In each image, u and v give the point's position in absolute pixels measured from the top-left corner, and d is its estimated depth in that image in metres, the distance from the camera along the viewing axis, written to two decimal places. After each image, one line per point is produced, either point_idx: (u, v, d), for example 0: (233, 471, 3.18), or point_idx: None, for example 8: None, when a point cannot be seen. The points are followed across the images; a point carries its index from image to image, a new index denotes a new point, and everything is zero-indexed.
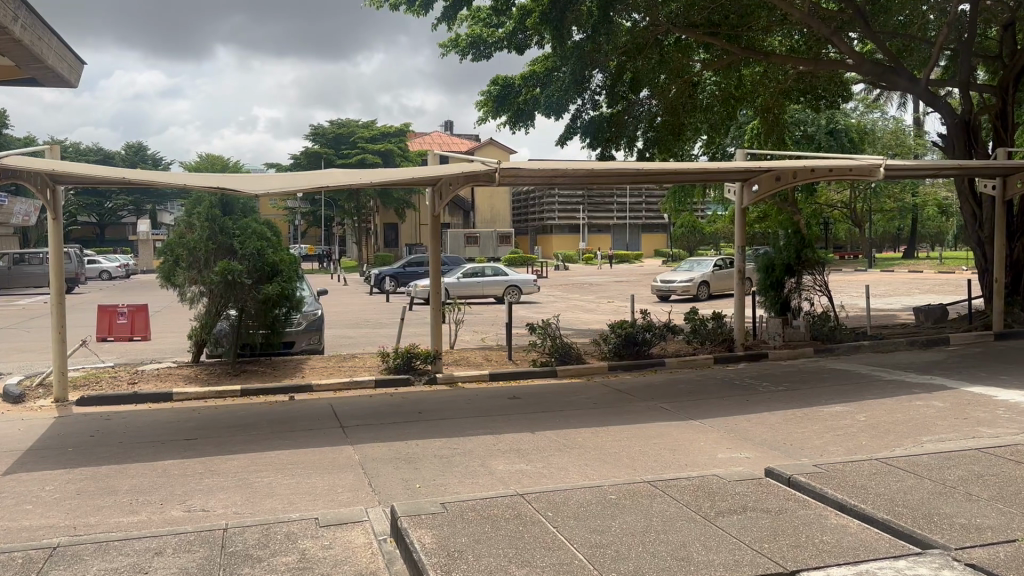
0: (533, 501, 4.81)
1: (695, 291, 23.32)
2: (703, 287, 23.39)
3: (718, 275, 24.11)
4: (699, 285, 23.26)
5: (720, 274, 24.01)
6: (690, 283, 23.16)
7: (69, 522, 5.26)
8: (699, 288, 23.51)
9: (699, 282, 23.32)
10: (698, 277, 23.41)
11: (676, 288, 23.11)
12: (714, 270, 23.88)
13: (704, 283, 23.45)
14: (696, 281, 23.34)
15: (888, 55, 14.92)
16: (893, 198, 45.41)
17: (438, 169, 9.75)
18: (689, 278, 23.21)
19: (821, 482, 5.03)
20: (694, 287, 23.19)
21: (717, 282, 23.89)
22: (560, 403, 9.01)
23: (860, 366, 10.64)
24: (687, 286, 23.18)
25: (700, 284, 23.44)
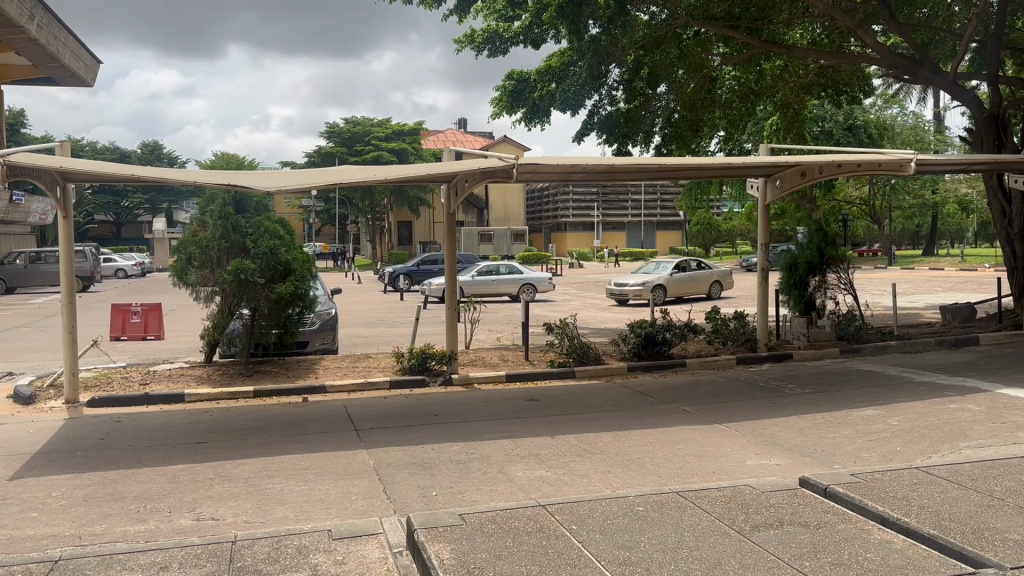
0: (557, 513, 4.57)
1: (648, 296, 21.56)
2: (658, 291, 21.60)
3: (678, 279, 22.20)
4: (652, 290, 21.47)
5: (680, 277, 22.13)
6: (641, 287, 21.48)
7: (74, 531, 5.07)
8: (654, 292, 21.77)
9: (653, 286, 21.55)
10: (653, 280, 21.67)
11: (628, 292, 21.51)
12: (672, 273, 22.01)
13: (659, 287, 21.71)
14: (650, 284, 21.63)
15: (914, 47, 14.52)
16: (912, 195, 44.75)
17: (454, 166, 9.51)
18: (641, 283, 21.54)
19: (859, 493, 4.77)
20: (647, 292, 21.48)
21: (674, 287, 22.01)
22: (580, 406, 8.75)
23: (888, 368, 10.32)
24: (639, 290, 21.50)
25: (654, 288, 21.64)
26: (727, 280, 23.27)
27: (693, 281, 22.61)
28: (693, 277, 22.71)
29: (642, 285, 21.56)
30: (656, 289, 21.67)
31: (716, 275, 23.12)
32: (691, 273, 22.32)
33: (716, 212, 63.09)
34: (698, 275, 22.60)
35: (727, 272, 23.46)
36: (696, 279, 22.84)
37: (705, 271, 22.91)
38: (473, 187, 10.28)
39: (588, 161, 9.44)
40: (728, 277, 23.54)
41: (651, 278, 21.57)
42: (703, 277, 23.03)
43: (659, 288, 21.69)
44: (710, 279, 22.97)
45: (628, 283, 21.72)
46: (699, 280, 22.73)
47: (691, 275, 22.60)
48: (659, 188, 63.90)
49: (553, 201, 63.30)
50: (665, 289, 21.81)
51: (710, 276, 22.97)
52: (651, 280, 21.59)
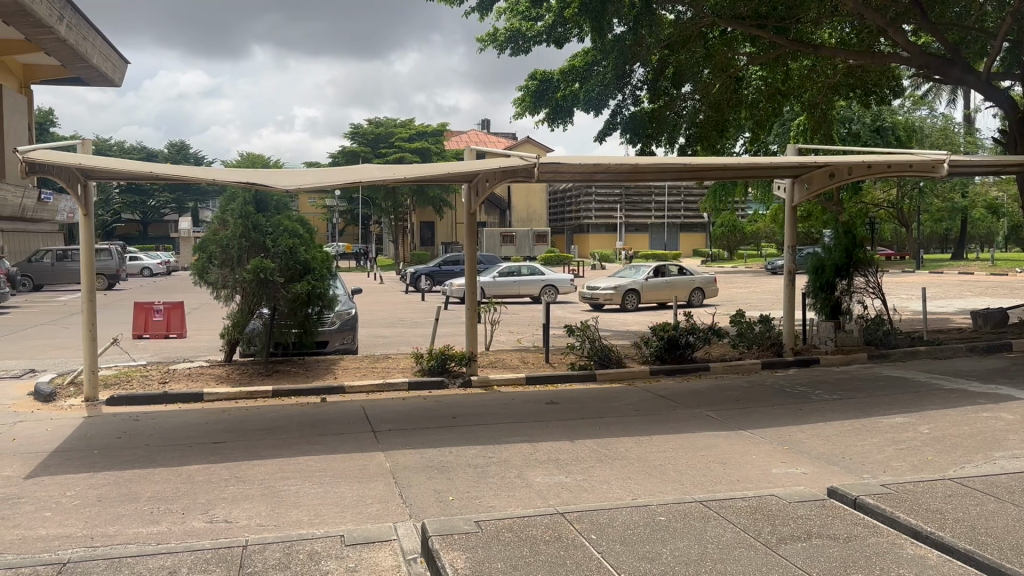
0: (576, 521, 4.43)
1: (619, 300, 20.99)
2: (630, 296, 21.03)
3: (652, 284, 21.35)
4: (624, 294, 20.91)
5: (655, 282, 21.31)
6: (613, 291, 20.89)
7: (86, 532, 4.99)
8: (627, 297, 21.12)
9: (625, 290, 20.96)
10: (626, 284, 21.04)
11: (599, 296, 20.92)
12: (646, 278, 21.31)
13: (631, 293, 21.03)
14: (622, 289, 20.98)
15: (948, 46, 14.17)
16: (942, 198, 44.03)
17: (475, 164, 9.39)
18: (613, 286, 20.96)
19: (890, 504, 4.60)
20: (618, 295, 20.88)
21: (647, 292, 21.29)
22: (600, 409, 8.60)
23: (919, 374, 10.06)
24: (611, 293, 20.91)
25: (626, 292, 21.05)
26: (710, 287, 22.01)
27: (670, 287, 21.60)
28: (672, 283, 21.70)
29: (614, 289, 21.00)
30: (628, 293, 21.10)
31: (697, 282, 21.87)
32: (668, 279, 21.38)
33: (741, 213, 62.54)
34: (675, 281, 21.54)
35: (711, 280, 22.13)
36: (674, 285, 21.82)
37: (685, 277, 21.78)
38: (493, 186, 10.15)
39: (611, 160, 9.28)
40: (711, 285, 22.23)
41: (624, 282, 20.98)
42: (683, 284, 21.90)
43: (631, 292, 21.11)
44: (691, 285, 21.81)
45: (599, 287, 21.12)
46: (677, 286, 21.65)
47: (667, 280, 21.63)
48: (683, 190, 63.47)
49: (576, 202, 63.09)
50: (638, 293, 21.15)
51: (691, 282, 21.82)
52: (623, 284, 21.02)
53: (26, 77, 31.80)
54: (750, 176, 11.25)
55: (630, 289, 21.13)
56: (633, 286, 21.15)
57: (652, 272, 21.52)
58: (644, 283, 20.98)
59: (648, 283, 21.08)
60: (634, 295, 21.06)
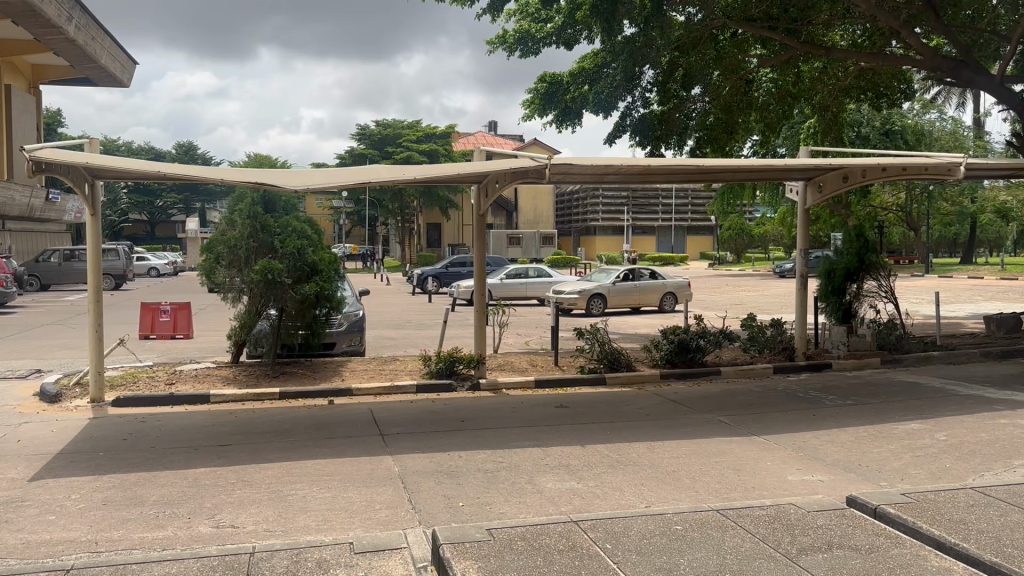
0: (590, 530, 4.33)
1: (584, 305, 20.23)
2: (595, 300, 20.28)
3: (620, 289, 20.68)
4: (589, 299, 20.14)
5: (622, 286, 20.64)
6: (578, 296, 20.19)
7: (91, 537, 4.91)
8: (593, 302, 20.41)
9: (590, 294, 20.24)
10: (591, 289, 20.34)
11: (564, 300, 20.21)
12: (613, 282, 20.58)
13: (597, 297, 20.29)
14: (587, 293, 20.28)
15: (962, 49, 13.98)
16: (951, 202, 43.81)
17: (484, 165, 9.28)
18: (578, 291, 20.23)
19: (912, 515, 4.48)
20: (583, 300, 20.17)
21: (615, 297, 20.57)
22: (611, 414, 8.49)
23: (934, 380, 9.92)
24: (576, 298, 20.21)
25: (592, 296, 20.28)
26: (681, 291, 21.34)
27: (639, 291, 20.95)
28: (641, 288, 21.03)
29: (579, 294, 20.25)
30: (595, 298, 20.35)
31: (668, 286, 21.27)
32: (635, 283, 20.72)
33: (748, 216, 62.37)
34: (643, 285, 20.90)
35: (683, 283, 21.46)
36: (644, 290, 21.13)
37: (654, 281, 21.15)
38: (502, 187, 10.04)
39: (623, 161, 9.17)
40: (683, 290, 21.55)
41: (589, 287, 20.24)
42: (653, 289, 21.25)
43: (597, 297, 20.35)
44: (662, 290, 21.16)
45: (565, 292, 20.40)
46: (646, 291, 20.99)
47: (635, 284, 20.98)
48: (690, 192, 63.34)
49: (582, 204, 63.01)
50: (605, 298, 20.43)
51: (661, 287, 21.18)
52: (589, 288, 20.27)
53: (35, 76, 31.81)
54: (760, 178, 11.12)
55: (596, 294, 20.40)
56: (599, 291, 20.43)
57: (619, 277, 20.81)
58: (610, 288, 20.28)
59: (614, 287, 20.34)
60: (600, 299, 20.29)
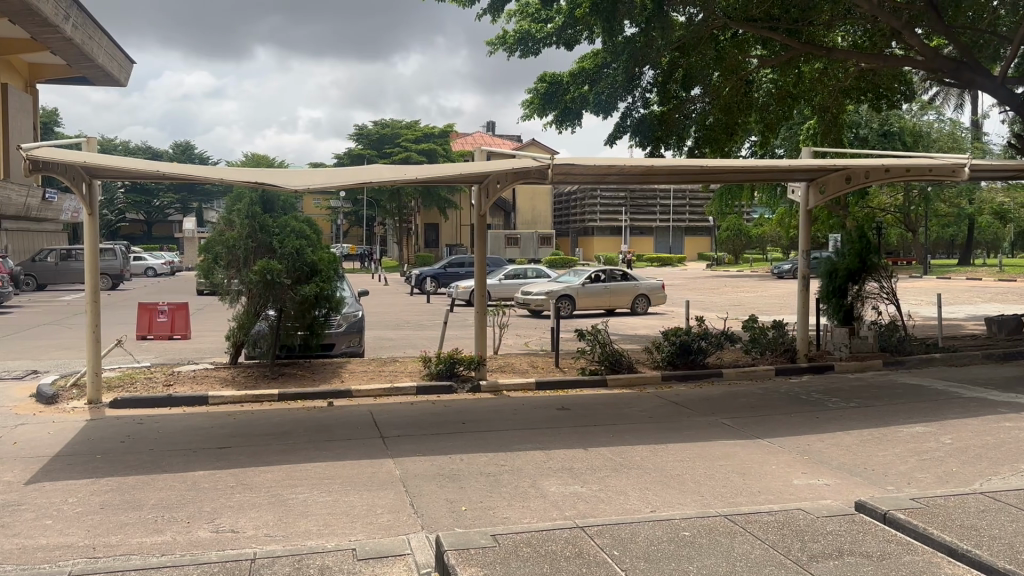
0: (597, 536, 4.27)
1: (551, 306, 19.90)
2: (563, 302, 19.89)
3: (589, 290, 20.25)
4: (556, 300, 19.80)
5: (592, 287, 20.20)
6: (545, 297, 19.78)
7: (88, 542, 4.84)
8: (561, 303, 19.98)
9: (558, 295, 19.82)
10: (559, 290, 19.91)
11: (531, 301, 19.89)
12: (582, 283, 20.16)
13: (564, 299, 19.87)
14: (554, 294, 19.86)
15: (964, 49, 13.91)
16: (949, 203, 43.76)
17: (484, 165, 9.20)
18: (545, 292, 19.89)
19: (923, 520, 4.42)
20: (551, 302, 19.76)
21: (584, 298, 20.18)
22: (613, 416, 8.43)
23: (937, 382, 9.86)
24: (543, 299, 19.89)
25: (559, 297, 19.93)
26: (655, 294, 20.90)
27: (610, 293, 20.48)
28: (613, 290, 20.55)
29: (546, 295, 19.91)
30: (563, 299, 19.98)
31: (641, 288, 20.82)
32: (605, 284, 20.23)
33: (746, 217, 62.37)
34: (614, 287, 20.41)
35: (656, 286, 21.04)
36: (615, 292, 20.63)
37: (627, 283, 20.68)
38: (503, 188, 9.96)
39: (626, 162, 9.10)
40: (657, 293, 21.09)
41: (557, 288, 19.89)
42: (626, 291, 20.80)
43: (565, 298, 19.98)
44: (634, 291, 20.72)
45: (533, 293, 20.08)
46: (618, 293, 20.53)
47: (607, 286, 20.51)
48: (688, 193, 63.33)
49: (580, 205, 62.96)
50: (573, 299, 19.99)
51: (634, 289, 20.73)
52: (556, 289, 19.92)
53: (31, 76, 31.70)
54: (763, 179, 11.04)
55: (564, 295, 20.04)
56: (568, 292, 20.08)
57: (589, 277, 20.38)
58: (579, 289, 19.90)
59: (583, 288, 19.94)
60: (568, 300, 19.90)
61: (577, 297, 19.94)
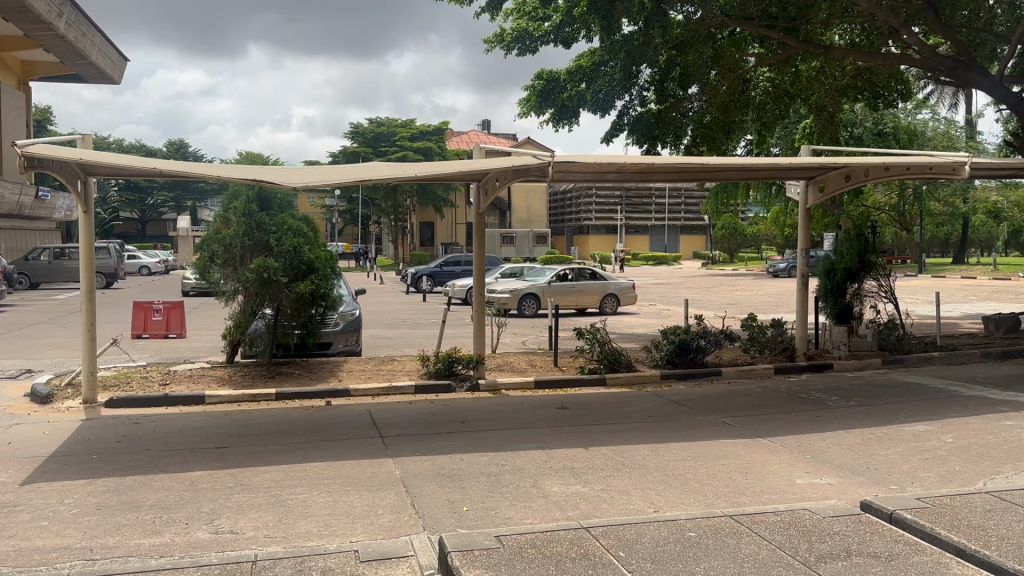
0: (602, 536, 4.23)
1: (515, 305, 19.82)
2: (528, 301, 19.83)
3: (556, 288, 20.08)
4: (520, 299, 19.70)
5: (558, 286, 20.02)
6: (509, 296, 19.68)
7: (86, 544, 4.78)
8: (525, 301, 19.90)
9: (522, 294, 19.73)
10: (524, 288, 19.81)
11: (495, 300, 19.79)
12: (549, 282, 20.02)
13: (529, 297, 19.78)
14: (518, 293, 19.76)
15: (961, 48, 13.89)
16: (944, 202, 43.84)
17: (484, 162, 9.15)
18: (509, 290, 19.79)
19: (930, 520, 4.38)
20: (515, 300, 19.67)
21: (550, 297, 20.04)
22: (613, 415, 8.39)
23: (936, 381, 9.84)
24: (507, 298, 19.73)
25: (523, 296, 19.84)
26: (624, 294, 20.59)
27: (578, 292, 20.20)
28: (581, 289, 20.28)
29: (510, 293, 19.78)
30: (527, 298, 19.91)
31: (609, 288, 20.50)
32: (571, 283, 20.01)
33: (741, 216, 62.41)
34: (583, 286, 20.15)
35: (626, 286, 20.73)
36: (583, 291, 20.36)
37: (596, 282, 20.40)
38: (502, 186, 9.91)
39: (626, 159, 9.06)
40: (627, 292, 20.80)
41: (521, 287, 19.75)
42: (595, 290, 20.52)
43: (530, 297, 19.90)
44: (604, 291, 20.42)
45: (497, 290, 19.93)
46: (585, 292, 20.23)
47: (575, 284, 20.26)
48: (683, 192, 63.35)
49: (575, 204, 62.94)
50: (538, 298, 19.90)
51: (603, 288, 20.45)
52: (520, 289, 19.80)
53: (24, 74, 31.53)
54: (761, 177, 11.01)
55: (529, 293, 19.96)
56: (533, 290, 19.98)
57: (556, 276, 20.18)
58: (544, 288, 19.81)
59: (548, 288, 19.82)
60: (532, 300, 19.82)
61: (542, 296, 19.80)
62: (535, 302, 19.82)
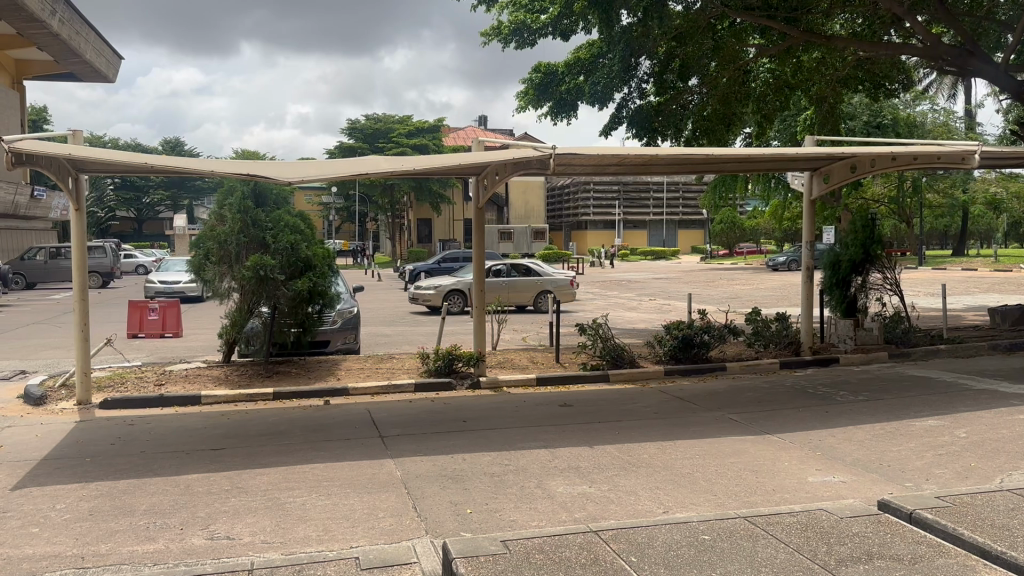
0: (613, 540, 4.08)
1: (440, 302, 19.03)
2: (452, 297, 19.08)
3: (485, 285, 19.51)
4: (445, 295, 18.98)
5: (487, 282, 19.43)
6: (434, 292, 19.00)
7: (77, 551, 4.61)
8: (450, 298, 19.17)
9: (447, 291, 19.02)
10: (449, 284, 19.11)
11: (419, 296, 19.06)
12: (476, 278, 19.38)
13: (453, 293, 19.06)
14: (444, 289, 19.07)
15: (966, 36, 13.69)
16: (943, 193, 43.70)
17: (486, 154, 8.95)
18: (434, 287, 19.07)
19: (951, 519, 4.22)
20: (440, 297, 18.97)
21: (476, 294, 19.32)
22: (617, 412, 8.22)
23: (945, 374, 9.70)
24: (431, 294, 19.00)
25: (450, 293, 19.09)
26: (560, 290, 19.85)
27: (509, 288, 19.60)
28: (511, 285, 19.65)
29: (436, 290, 19.03)
30: (454, 294, 19.18)
31: (544, 284, 19.84)
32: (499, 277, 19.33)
33: (740, 210, 62.25)
34: (513, 282, 19.56)
35: (563, 282, 20.00)
36: (515, 287, 19.74)
37: (529, 278, 19.82)
38: (502, 180, 9.70)
39: (630, 151, 8.85)
40: (564, 289, 20.04)
41: (447, 282, 19.06)
42: (529, 286, 19.88)
43: (456, 293, 19.15)
44: (537, 287, 19.82)
45: (423, 287, 19.23)
46: (516, 287, 19.65)
47: (506, 281, 19.64)
48: (680, 186, 63.21)
49: (573, 199, 62.81)
50: (464, 294, 19.16)
51: (537, 285, 19.81)
52: (446, 284, 19.08)
53: (19, 72, 31.36)
54: (767, 168, 10.81)
55: (455, 290, 19.21)
56: (459, 287, 19.24)
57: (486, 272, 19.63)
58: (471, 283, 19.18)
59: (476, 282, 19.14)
60: (459, 295, 19.08)
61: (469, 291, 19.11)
62: (462, 297, 19.03)
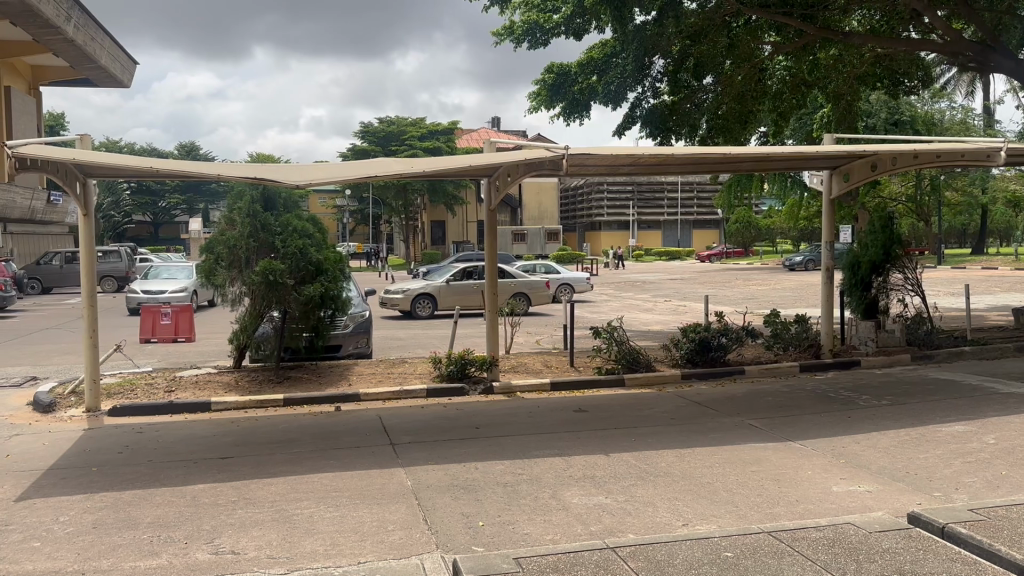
0: (630, 558, 3.90)
1: (408, 306, 18.94)
2: (420, 300, 19.00)
3: (456, 287, 19.20)
4: (413, 299, 18.89)
5: (458, 284, 19.15)
6: (402, 296, 18.91)
7: (78, 567, 4.48)
8: (418, 302, 19.04)
9: (414, 295, 18.93)
10: (418, 288, 19.02)
11: (388, 300, 19.02)
12: (447, 280, 19.19)
13: (420, 297, 18.97)
14: (412, 293, 18.97)
15: (987, 30, 13.38)
16: (962, 190, 43.19)
17: (497, 157, 8.77)
18: (403, 291, 18.98)
19: (987, 534, 4.03)
20: (407, 301, 18.88)
21: (444, 297, 19.12)
22: (633, 418, 8.04)
23: (971, 376, 9.44)
24: (400, 299, 18.88)
25: (418, 297, 19.00)
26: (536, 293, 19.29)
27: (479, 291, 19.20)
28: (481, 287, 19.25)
29: (404, 294, 18.96)
30: (422, 298, 19.06)
31: (518, 286, 19.30)
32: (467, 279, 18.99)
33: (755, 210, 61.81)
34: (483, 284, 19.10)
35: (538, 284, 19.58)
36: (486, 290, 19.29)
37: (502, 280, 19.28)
38: (514, 181, 9.53)
39: (645, 150, 8.66)
40: (539, 291, 19.59)
41: (415, 286, 19.00)
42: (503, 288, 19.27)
43: (424, 297, 19.07)
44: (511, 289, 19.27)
45: (391, 290, 19.15)
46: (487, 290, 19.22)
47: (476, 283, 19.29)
48: (695, 186, 62.86)
49: (587, 200, 62.58)
50: (433, 298, 19.03)
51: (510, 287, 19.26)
52: (414, 287, 19.02)
53: (35, 78, 31.47)
54: (784, 167, 10.59)
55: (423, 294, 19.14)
56: (428, 290, 19.13)
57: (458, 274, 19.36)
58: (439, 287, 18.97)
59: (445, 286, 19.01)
60: (427, 299, 19.01)
61: (438, 295, 19.03)
62: (431, 302, 18.97)
